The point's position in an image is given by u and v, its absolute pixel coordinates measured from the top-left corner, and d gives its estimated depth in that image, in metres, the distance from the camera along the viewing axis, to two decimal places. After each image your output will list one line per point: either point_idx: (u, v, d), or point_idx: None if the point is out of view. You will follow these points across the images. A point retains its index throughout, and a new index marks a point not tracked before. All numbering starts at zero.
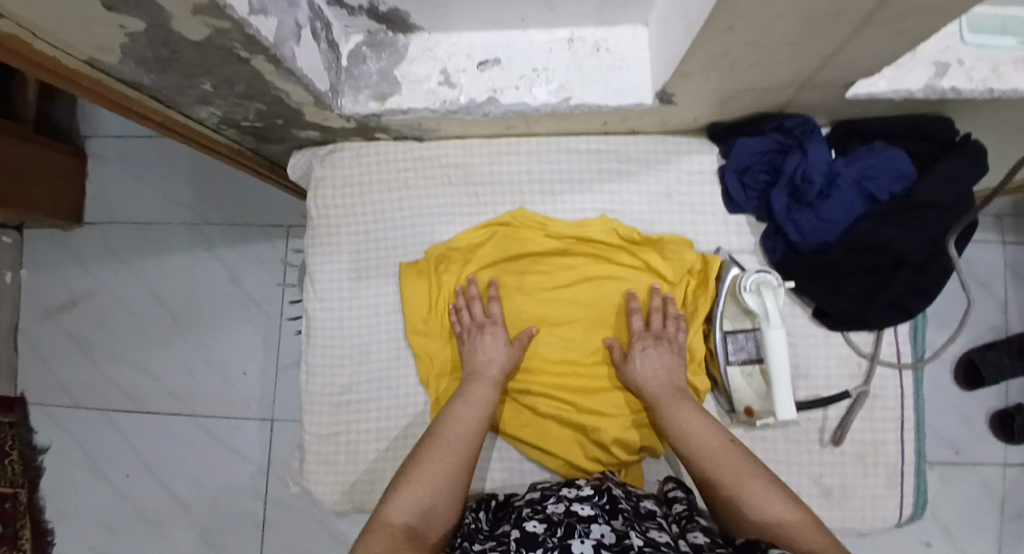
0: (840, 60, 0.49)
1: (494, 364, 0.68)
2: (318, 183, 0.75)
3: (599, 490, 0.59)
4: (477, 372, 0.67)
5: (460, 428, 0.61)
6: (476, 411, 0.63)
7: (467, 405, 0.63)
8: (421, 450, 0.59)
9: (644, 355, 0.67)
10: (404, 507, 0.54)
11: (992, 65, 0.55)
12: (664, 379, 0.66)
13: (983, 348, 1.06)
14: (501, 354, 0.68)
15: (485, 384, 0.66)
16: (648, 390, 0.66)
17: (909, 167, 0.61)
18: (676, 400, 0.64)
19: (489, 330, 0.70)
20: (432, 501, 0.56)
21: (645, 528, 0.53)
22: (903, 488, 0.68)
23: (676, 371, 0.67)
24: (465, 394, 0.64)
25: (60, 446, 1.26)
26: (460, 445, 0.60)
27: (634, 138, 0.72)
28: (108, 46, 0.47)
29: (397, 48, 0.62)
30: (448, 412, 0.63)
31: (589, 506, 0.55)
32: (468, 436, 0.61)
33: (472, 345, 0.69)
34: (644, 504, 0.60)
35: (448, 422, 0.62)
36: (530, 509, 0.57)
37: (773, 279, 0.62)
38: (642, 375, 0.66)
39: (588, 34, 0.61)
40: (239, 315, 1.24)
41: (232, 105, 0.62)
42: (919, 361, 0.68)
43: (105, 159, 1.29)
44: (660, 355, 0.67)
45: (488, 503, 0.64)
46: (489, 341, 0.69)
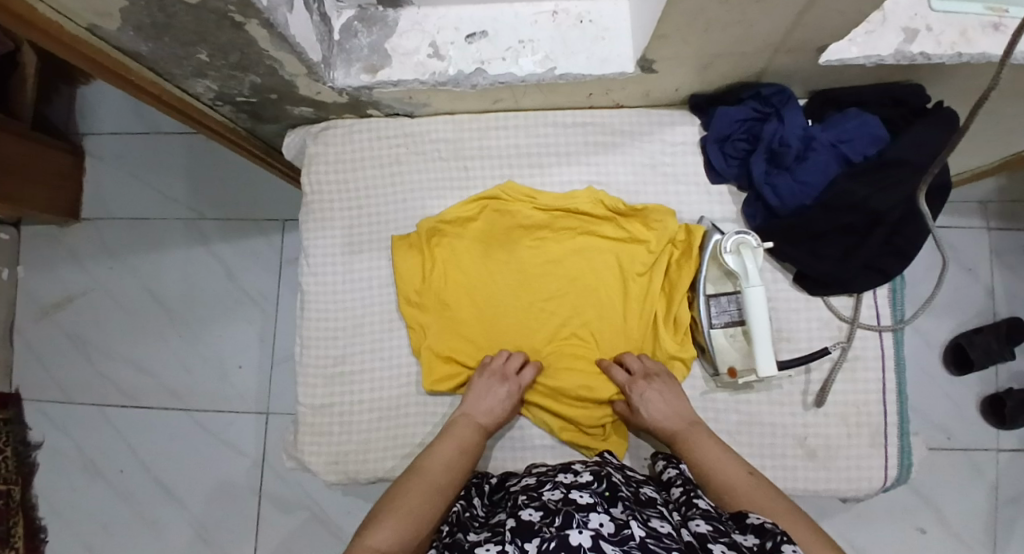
0: (810, 17, 0.51)
1: (491, 415, 0.68)
2: (312, 160, 0.77)
3: (598, 476, 0.57)
4: (468, 417, 0.67)
5: (444, 470, 0.61)
6: (460, 452, 0.64)
7: (451, 448, 0.64)
8: (406, 485, 0.59)
9: (651, 395, 0.67)
10: (387, 537, 0.52)
11: (959, 30, 0.58)
12: (674, 414, 0.67)
13: (971, 333, 1.08)
14: (503, 409, 0.68)
15: (474, 431, 0.66)
16: (662, 427, 0.67)
17: (881, 130, 0.64)
18: (695, 433, 0.65)
19: (508, 386, 0.68)
20: (416, 534, 0.54)
21: (646, 517, 0.50)
22: (887, 449, 0.70)
23: (684, 408, 0.68)
24: (451, 438, 0.65)
25: (54, 442, 1.26)
26: (445, 486, 0.60)
27: (619, 111, 0.74)
28: (108, 11, 0.48)
29: (387, 22, 0.64)
30: (432, 453, 0.63)
31: (588, 494, 0.52)
32: (451, 478, 0.61)
33: (479, 390, 0.69)
34: (643, 490, 0.59)
35: (432, 461, 0.62)
36: (527, 496, 0.56)
37: (753, 239, 0.65)
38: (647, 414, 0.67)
39: (572, 6, 0.63)
40: (236, 309, 1.25)
41: (227, 78, 0.64)
42: (898, 323, 0.70)
43: (102, 157, 1.30)
44: (660, 393, 0.68)
45: (481, 489, 0.65)
46: (500, 396, 0.68)
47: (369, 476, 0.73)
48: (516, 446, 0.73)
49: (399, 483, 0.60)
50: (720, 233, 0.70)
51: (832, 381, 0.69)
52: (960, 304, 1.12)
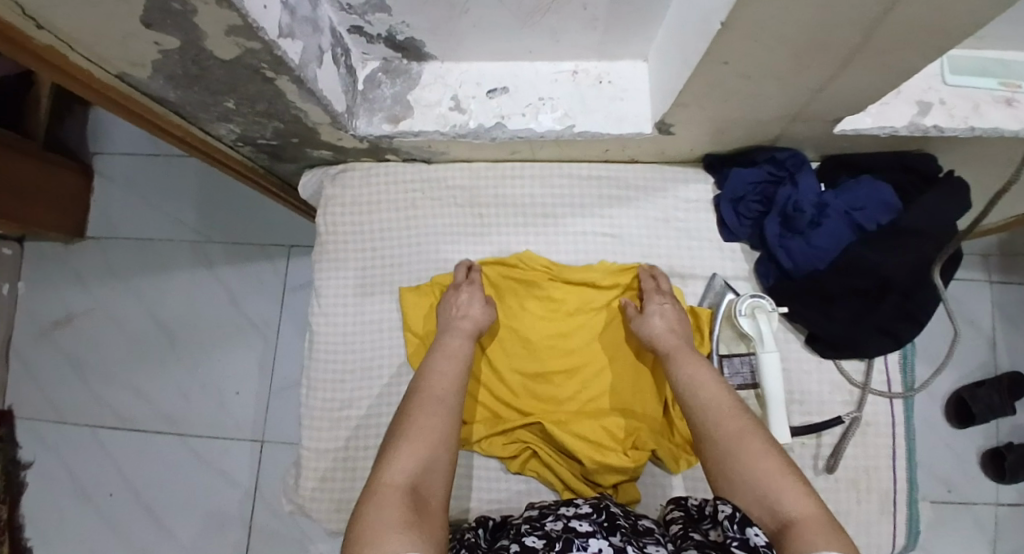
0: (829, 93, 0.52)
1: (469, 318, 0.68)
2: (328, 201, 0.77)
3: (597, 507, 0.56)
4: (452, 327, 0.67)
5: (444, 382, 0.60)
6: (454, 363, 0.63)
7: (446, 361, 0.63)
8: (413, 408, 0.57)
9: (661, 307, 0.68)
10: (407, 466, 0.51)
11: (973, 104, 0.59)
12: (678, 333, 0.67)
13: (973, 387, 1.08)
14: (476, 309, 0.70)
15: (462, 340, 0.66)
16: (659, 341, 0.66)
17: (894, 199, 0.65)
18: (687, 353, 0.64)
19: (466, 290, 0.71)
20: (434, 454, 0.53)
21: (643, 545, 0.51)
22: (896, 515, 0.69)
23: (689, 332, 0.68)
24: (441, 351, 0.64)
25: (44, 463, 1.24)
26: (449, 398, 0.59)
27: (633, 166, 0.75)
28: (141, 62, 0.49)
29: (411, 75, 0.66)
30: (430, 369, 0.62)
31: (588, 522, 0.52)
32: (453, 390, 0.60)
33: (447, 304, 0.70)
34: (642, 522, 0.57)
35: (431, 377, 0.61)
36: (529, 525, 0.54)
37: (769, 304, 0.66)
38: (651, 324, 0.68)
39: (592, 67, 0.65)
40: (237, 335, 1.24)
41: (251, 123, 0.65)
42: (909, 390, 0.70)
43: (112, 178, 1.31)
44: (673, 312, 0.68)
45: (485, 524, 0.63)
46: (466, 300, 0.70)
47: None
48: (523, 499, 0.72)
49: (404, 407, 0.58)
50: (733, 293, 0.71)
51: (844, 447, 0.68)
52: (963, 357, 1.12)
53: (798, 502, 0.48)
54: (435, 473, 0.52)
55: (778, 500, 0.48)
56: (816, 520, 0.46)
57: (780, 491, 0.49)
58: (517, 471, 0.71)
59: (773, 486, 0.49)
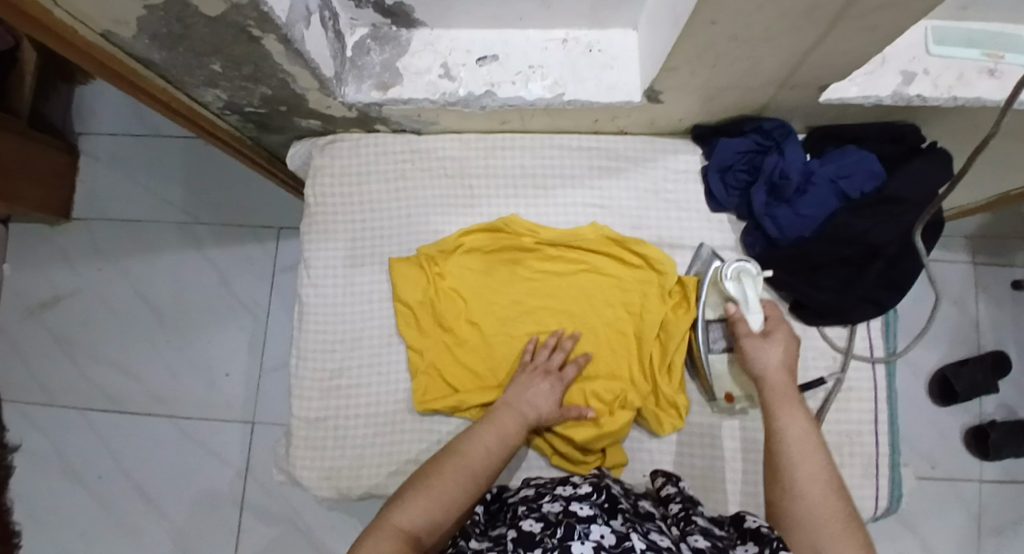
0: (814, 57, 0.53)
1: (537, 412, 0.65)
2: (317, 173, 0.77)
3: (598, 488, 0.56)
4: (521, 409, 0.64)
5: (485, 459, 0.58)
6: (501, 441, 0.61)
7: (497, 439, 0.60)
8: (448, 461, 0.57)
9: (787, 349, 0.64)
10: (416, 515, 0.51)
11: (957, 74, 0.60)
12: (790, 378, 0.62)
13: (956, 365, 1.10)
14: (547, 406, 0.66)
15: (519, 427, 0.62)
16: (771, 378, 0.62)
17: (880, 168, 0.66)
18: (789, 399, 0.60)
19: (551, 380, 0.67)
20: (445, 517, 0.52)
21: (646, 530, 0.49)
22: (877, 479, 0.70)
23: (797, 384, 0.63)
24: (494, 424, 0.62)
25: (32, 445, 1.23)
26: (481, 477, 0.57)
27: (623, 137, 0.76)
28: (126, 19, 0.49)
29: (400, 42, 0.66)
30: (476, 436, 0.60)
31: (588, 505, 0.51)
32: (489, 468, 0.58)
33: (525, 383, 0.67)
34: (641, 505, 0.58)
35: (473, 441, 0.60)
36: (526, 507, 0.54)
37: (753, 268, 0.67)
38: (767, 362, 0.63)
39: (582, 35, 0.65)
40: (227, 315, 1.24)
41: (239, 89, 0.65)
42: (891, 355, 0.72)
43: (98, 157, 1.29)
44: (786, 354, 0.64)
45: (479, 499, 0.63)
46: (545, 389, 0.67)
47: (361, 493, 0.72)
48: (513, 466, 0.73)
49: (440, 457, 0.58)
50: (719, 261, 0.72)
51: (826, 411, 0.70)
52: (947, 336, 1.14)
53: None
54: (439, 534, 0.51)
55: None
56: None
57: None
58: None
59: None
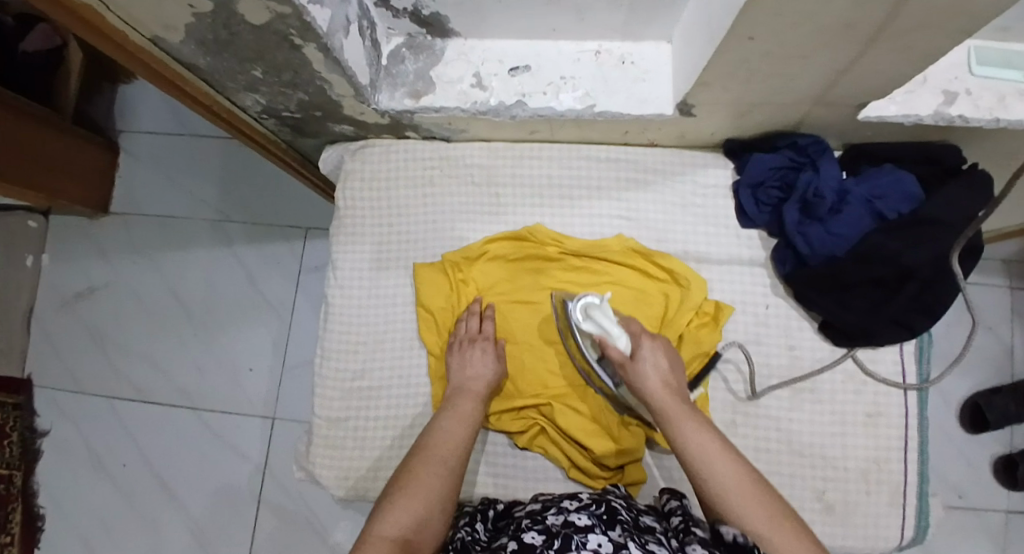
0: (853, 75, 0.52)
1: (482, 380, 0.68)
2: (347, 176, 0.78)
3: (598, 501, 0.57)
4: (463, 387, 0.67)
5: (449, 444, 0.60)
6: (461, 425, 0.63)
7: (455, 422, 0.63)
8: (414, 466, 0.58)
9: (653, 356, 0.64)
10: (400, 521, 0.52)
11: (997, 96, 0.59)
12: (670, 386, 0.63)
13: (988, 393, 1.05)
14: (488, 369, 0.69)
15: (476, 404, 0.66)
16: (652, 395, 0.62)
17: (916, 188, 0.65)
18: (680, 406, 0.60)
19: (480, 345, 0.71)
20: (428, 515, 0.54)
21: (644, 541, 0.50)
22: (905, 509, 0.68)
23: (680, 384, 0.64)
24: (450, 412, 0.64)
25: (61, 432, 1.27)
26: (452, 462, 0.59)
27: (653, 150, 0.75)
28: (174, 25, 0.50)
29: (434, 51, 0.67)
30: (436, 428, 0.62)
31: (586, 516, 0.52)
32: (457, 455, 0.60)
33: (460, 360, 0.69)
34: (644, 519, 0.57)
35: (437, 437, 0.61)
36: (530, 519, 0.55)
37: (598, 299, 0.65)
38: (646, 382, 0.62)
39: (615, 47, 0.65)
40: (252, 313, 1.27)
41: (277, 93, 0.66)
42: (924, 382, 0.69)
43: (136, 155, 1.34)
44: (661, 358, 0.64)
45: (484, 516, 0.63)
46: (478, 356, 0.70)
47: (379, 496, 0.73)
48: (530, 477, 0.72)
49: (405, 465, 0.59)
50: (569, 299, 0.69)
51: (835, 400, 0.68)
52: (980, 363, 1.10)
53: None
54: (429, 531, 0.53)
55: None
56: None
57: None
58: (525, 446, 0.72)
59: None
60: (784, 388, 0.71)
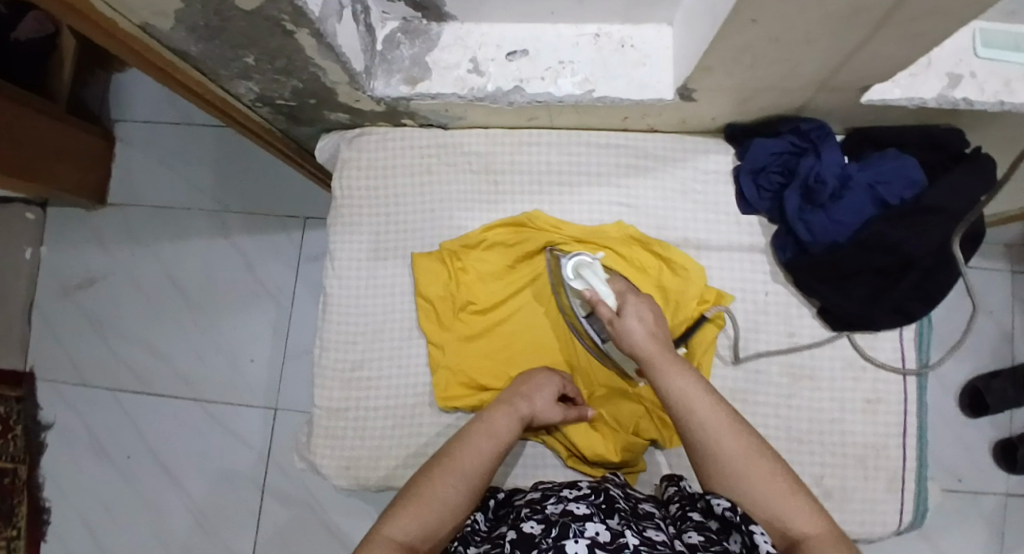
0: (857, 59, 0.51)
1: (533, 408, 0.64)
2: (344, 165, 0.77)
3: (597, 490, 0.57)
4: (510, 403, 0.62)
5: (477, 459, 0.55)
6: (493, 440, 0.58)
7: (486, 437, 0.57)
8: (432, 474, 0.53)
9: (639, 310, 0.62)
10: (408, 533, 0.48)
11: (1004, 79, 0.57)
12: (657, 337, 0.60)
13: (988, 377, 1.05)
14: (548, 409, 0.65)
15: (511, 422, 0.60)
16: (640, 346, 0.59)
17: (920, 175, 0.64)
18: (669, 356, 0.58)
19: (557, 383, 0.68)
20: (441, 529, 0.51)
21: (642, 527, 0.50)
22: (903, 494, 0.68)
23: (666, 333, 0.62)
24: (485, 425, 0.59)
25: (64, 422, 1.28)
26: (475, 478, 0.54)
27: (653, 135, 0.74)
28: (164, 12, 0.49)
29: (430, 36, 0.65)
30: (465, 438, 0.57)
31: (585, 505, 0.52)
32: (484, 470, 0.55)
33: (534, 383, 0.67)
34: (642, 506, 0.57)
35: (466, 449, 0.56)
36: (529, 509, 0.55)
37: (589, 259, 0.67)
38: (631, 335, 0.60)
39: (615, 30, 0.64)
40: (252, 303, 1.26)
41: (270, 81, 0.65)
42: (924, 367, 0.69)
43: (132, 144, 1.32)
44: (643, 314, 0.62)
45: (485, 503, 0.63)
46: (550, 389, 0.67)
47: (379, 484, 0.73)
48: (529, 465, 0.73)
49: (423, 470, 0.54)
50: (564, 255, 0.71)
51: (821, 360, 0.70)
52: (980, 347, 1.10)
53: (811, 527, 0.47)
54: (436, 543, 0.50)
55: (785, 524, 0.48)
56: (825, 540, 0.46)
57: (797, 527, 0.47)
58: (521, 435, 0.72)
59: (786, 513, 0.48)
60: (784, 375, 0.71)
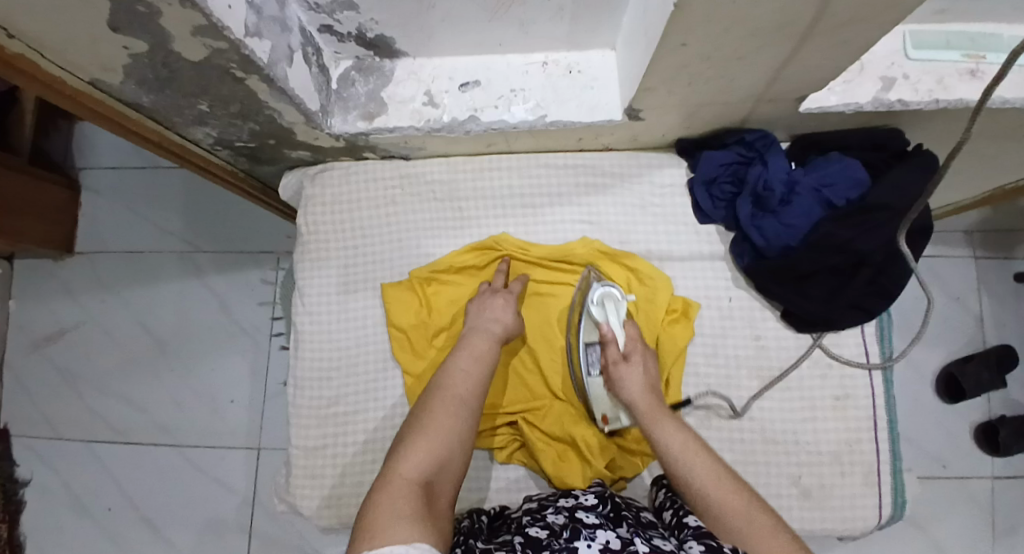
0: (789, 72, 0.54)
1: (498, 323, 0.68)
2: (308, 202, 0.78)
3: (603, 499, 0.60)
4: (478, 328, 0.67)
5: (467, 384, 0.60)
6: (480, 367, 0.62)
7: (471, 363, 0.62)
8: (434, 405, 0.57)
9: (645, 362, 0.67)
10: (421, 462, 0.51)
11: (937, 78, 0.61)
12: (652, 392, 0.64)
13: (961, 362, 1.08)
14: (506, 316, 0.69)
15: (490, 344, 0.65)
16: (635, 399, 0.64)
17: (863, 174, 0.66)
18: (662, 412, 0.62)
19: (503, 295, 0.72)
20: (449, 457, 0.54)
21: (649, 536, 0.54)
22: (880, 488, 0.70)
23: (661, 394, 0.66)
24: (466, 352, 0.63)
25: (41, 480, 1.24)
26: (471, 403, 0.59)
27: (609, 154, 0.76)
28: (113, 67, 0.50)
29: (384, 72, 0.67)
30: (452, 367, 0.62)
31: (594, 515, 0.55)
32: (475, 395, 0.60)
33: (480, 306, 0.70)
34: (644, 514, 0.60)
35: (456, 377, 0.60)
36: (531, 517, 0.58)
37: (617, 293, 0.71)
38: (629, 381, 0.65)
39: (562, 57, 0.66)
40: (229, 343, 1.25)
41: (227, 125, 0.66)
42: (887, 361, 0.71)
43: (99, 191, 1.31)
44: (644, 371, 0.66)
45: (485, 513, 0.66)
46: (500, 303, 0.71)
47: None
48: (512, 488, 0.73)
49: (423, 404, 0.58)
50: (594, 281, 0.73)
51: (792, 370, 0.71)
52: (949, 334, 1.13)
53: None
54: (447, 475, 0.53)
55: None
56: None
57: None
58: (504, 460, 0.73)
59: None
60: (753, 378, 0.72)
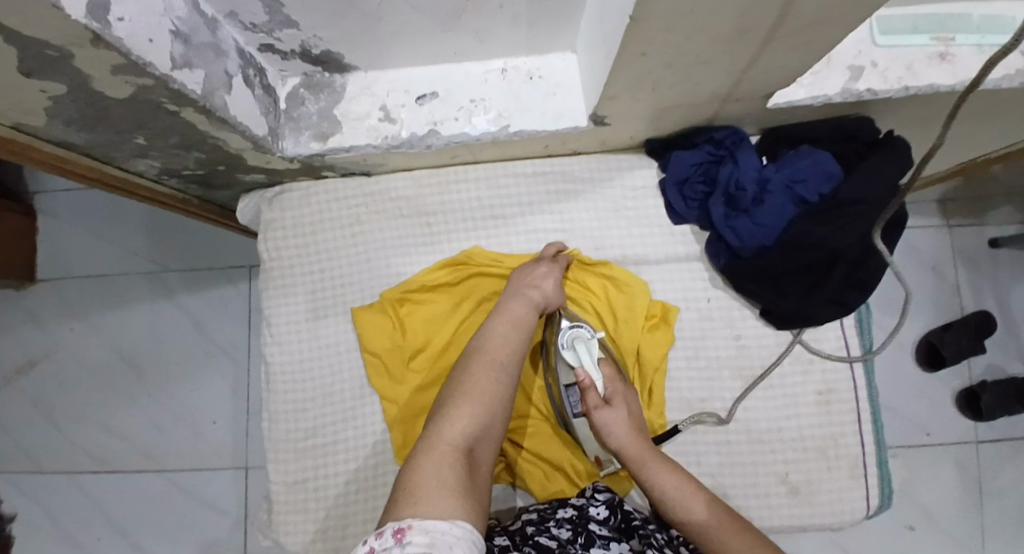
0: (755, 72, 0.52)
1: (539, 292, 0.64)
2: (268, 227, 0.75)
3: (611, 504, 0.61)
4: (517, 292, 0.64)
5: (506, 348, 0.58)
6: (517, 329, 0.60)
7: (509, 328, 0.60)
8: (473, 368, 0.56)
9: (627, 401, 0.65)
10: (463, 428, 0.51)
11: (906, 64, 0.59)
12: (637, 431, 0.63)
13: (940, 331, 1.09)
14: (550, 287, 0.66)
15: (527, 310, 0.62)
16: (622, 445, 0.61)
17: (835, 167, 0.64)
18: (652, 453, 0.60)
19: (544, 265, 0.68)
20: (489, 423, 0.53)
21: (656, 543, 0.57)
22: (866, 479, 0.70)
23: (645, 431, 0.64)
24: (503, 316, 0.61)
25: (22, 517, 1.20)
26: (510, 367, 0.57)
27: (577, 158, 0.73)
28: (33, 111, 0.46)
29: (335, 88, 0.63)
30: (489, 331, 0.60)
31: (606, 526, 0.58)
32: (514, 358, 0.58)
33: (522, 274, 0.67)
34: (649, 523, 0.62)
35: (492, 341, 0.58)
36: (536, 525, 0.58)
37: (586, 333, 0.66)
38: (614, 428, 0.62)
39: (521, 62, 0.63)
40: (206, 364, 1.21)
41: (171, 156, 0.62)
42: (867, 353, 0.71)
43: (55, 216, 1.25)
44: (627, 414, 0.63)
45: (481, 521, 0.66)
46: (543, 273, 0.67)
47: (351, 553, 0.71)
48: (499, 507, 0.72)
49: (464, 366, 0.57)
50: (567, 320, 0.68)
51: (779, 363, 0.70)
52: (929, 306, 1.13)
53: None
54: (488, 441, 0.52)
55: None
56: None
57: None
58: (491, 480, 0.73)
59: None
60: (735, 378, 0.72)
